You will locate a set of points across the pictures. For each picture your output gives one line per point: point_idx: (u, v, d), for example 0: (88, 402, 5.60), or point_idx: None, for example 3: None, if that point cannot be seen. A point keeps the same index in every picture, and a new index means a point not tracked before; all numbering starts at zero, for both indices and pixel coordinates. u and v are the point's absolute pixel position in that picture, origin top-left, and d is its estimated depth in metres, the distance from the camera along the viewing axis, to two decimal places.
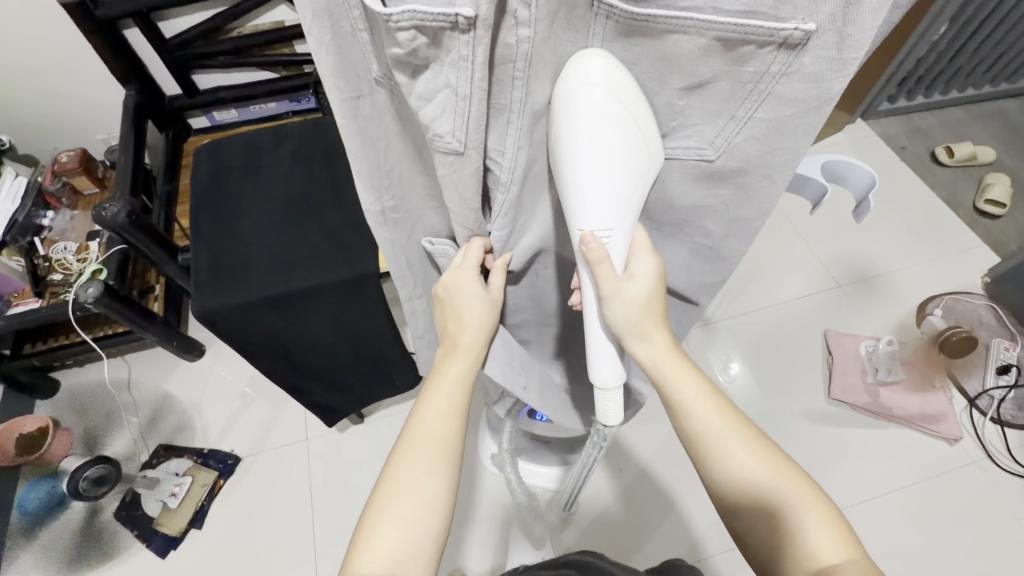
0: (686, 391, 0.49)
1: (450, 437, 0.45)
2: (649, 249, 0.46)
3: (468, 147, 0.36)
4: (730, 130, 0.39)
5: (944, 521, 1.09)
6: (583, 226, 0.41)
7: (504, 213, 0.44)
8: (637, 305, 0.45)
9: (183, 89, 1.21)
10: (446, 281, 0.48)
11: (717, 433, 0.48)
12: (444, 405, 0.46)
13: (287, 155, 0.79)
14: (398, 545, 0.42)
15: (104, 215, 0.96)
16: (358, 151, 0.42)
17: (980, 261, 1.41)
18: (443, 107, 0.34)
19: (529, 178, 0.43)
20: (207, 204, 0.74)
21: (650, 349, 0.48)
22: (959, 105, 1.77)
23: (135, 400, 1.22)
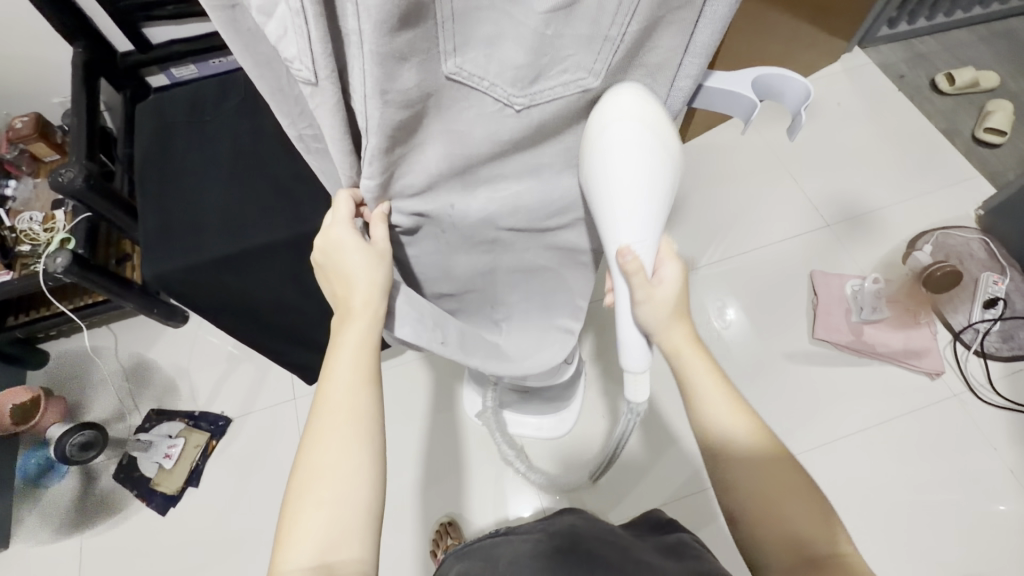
0: (703, 378, 0.49)
1: (357, 406, 0.44)
2: (676, 256, 0.48)
3: (320, 78, 0.34)
4: (605, 53, 0.37)
5: (922, 452, 1.11)
6: (621, 240, 0.43)
7: (373, 160, 0.41)
8: (665, 304, 0.46)
9: (136, 44, 1.14)
10: (321, 245, 0.48)
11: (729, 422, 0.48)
12: (345, 374, 0.45)
13: (233, 107, 0.75)
14: (324, 525, 0.41)
15: (60, 181, 0.94)
16: (255, 71, 0.38)
17: (975, 193, 1.37)
18: (285, 25, 0.32)
19: (404, 129, 0.39)
20: (152, 163, 0.71)
21: (677, 340, 0.48)
22: (963, 27, 1.66)
23: (123, 367, 1.23)
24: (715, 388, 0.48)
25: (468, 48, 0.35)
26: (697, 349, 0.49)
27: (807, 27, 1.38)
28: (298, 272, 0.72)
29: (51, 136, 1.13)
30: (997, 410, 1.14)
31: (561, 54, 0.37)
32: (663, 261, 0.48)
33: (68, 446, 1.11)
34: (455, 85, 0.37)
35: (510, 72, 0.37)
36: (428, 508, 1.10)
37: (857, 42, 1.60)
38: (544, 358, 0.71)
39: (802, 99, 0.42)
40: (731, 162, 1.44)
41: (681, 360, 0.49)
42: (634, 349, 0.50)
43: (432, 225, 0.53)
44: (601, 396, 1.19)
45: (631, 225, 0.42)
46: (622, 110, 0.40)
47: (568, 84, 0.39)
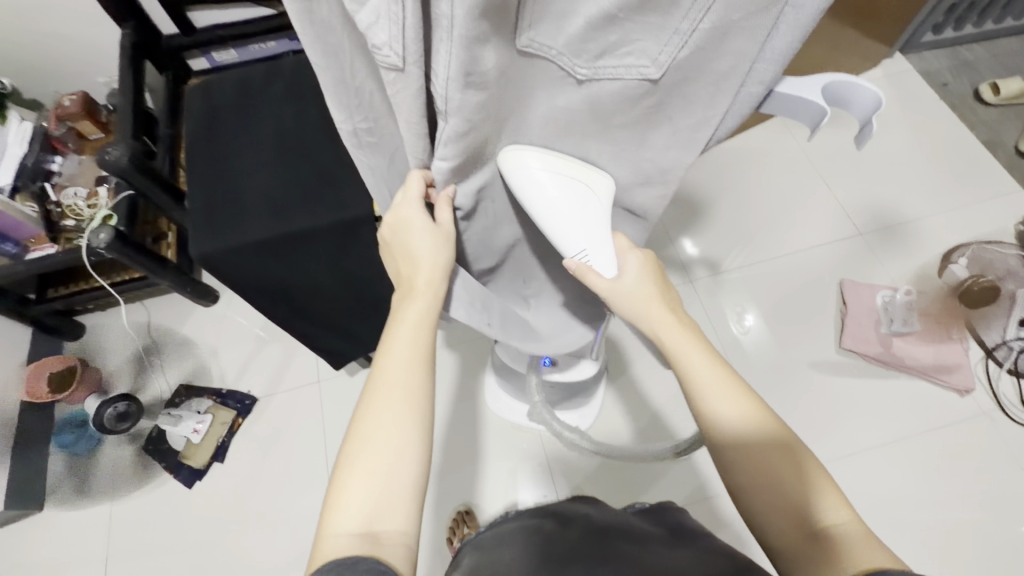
0: (697, 357, 0.50)
1: (412, 382, 0.46)
2: (632, 248, 0.54)
3: (407, 63, 0.35)
4: (673, 45, 0.37)
5: (946, 467, 1.09)
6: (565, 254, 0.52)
7: (447, 140, 0.42)
8: (637, 299, 0.52)
9: (180, 28, 1.17)
10: (392, 221, 0.50)
11: (713, 390, 0.49)
12: (404, 351, 0.47)
13: (278, 93, 0.77)
14: (370, 495, 0.43)
15: (107, 159, 0.97)
16: (321, 64, 0.39)
17: (1015, 208, 1.33)
18: (378, 12, 0.32)
19: (479, 115, 0.40)
20: (198, 145, 0.73)
21: (657, 322, 0.51)
22: (1012, 36, 1.61)
23: (155, 342, 1.27)
24: (701, 357, 0.50)
25: (542, 21, 0.36)
26: (679, 325, 0.51)
27: (849, 31, 1.35)
28: (336, 258, 0.74)
29: (97, 115, 1.16)
30: None
31: (630, 36, 0.37)
32: (621, 253, 0.54)
33: (105, 417, 1.12)
34: (526, 59, 0.38)
35: (575, 42, 0.38)
36: (445, 496, 1.12)
37: (900, 48, 1.57)
38: (569, 335, 0.75)
39: (872, 108, 0.42)
40: (763, 166, 1.42)
41: (666, 339, 0.51)
42: (646, 345, 0.58)
43: (486, 197, 0.54)
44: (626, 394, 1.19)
45: (567, 241, 0.51)
46: (524, 159, 0.48)
47: (631, 69, 0.39)
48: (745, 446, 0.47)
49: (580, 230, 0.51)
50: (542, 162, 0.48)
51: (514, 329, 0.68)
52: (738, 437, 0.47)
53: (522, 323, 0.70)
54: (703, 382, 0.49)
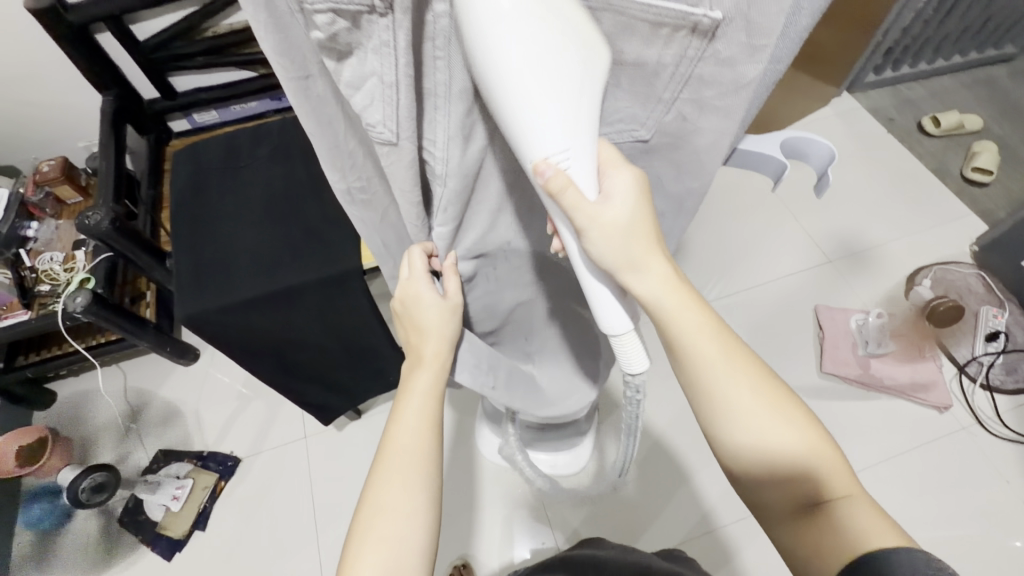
0: (694, 331, 0.43)
1: (424, 452, 0.48)
2: (623, 160, 0.41)
3: (400, 138, 0.37)
4: (658, 111, 0.40)
5: (935, 486, 1.11)
6: (532, 154, 0.35)
7: (446, 205, 0.46)
8: (619, 230, 0.41)
9: (162, 92, 1.20)
10: (403, 296, 0.53)
11: (718, 375, 0.43)
12: (415, 422, 0.49)
13: (265, 154, 0.78)
14: (384, 565, 0.43)
15: (87, 223, 0.96)
16: (315, 130, 0.41)
17: (969, 229, 1.42)
18: (372, 95, 0.35)
19: (479, 174, 0.45)
20: (186, 205, 0.74)
21: (648, 284, 0.43)
22: (947, 74, 1.76)
23: (133, 407, 1.22)
24: (703, 335, 0.44)
25: None
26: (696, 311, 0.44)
27: (799, 75, 1.46)
28: (326, 313, 0.74)
29: (76, 179, 1.16)
30: (1006, 444, 1.14)
31: (617, 107, 0.41)
32: (609, 167, 0.40)
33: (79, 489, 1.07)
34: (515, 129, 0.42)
35: None
36: (440, 550, 1.08)
37: (846, 88, 1.69)
38: (571, 399, 0.84)
39: (827, 162, 0.46)
40: (734, 201, 1.49)
41: (662, 311, 0.43)
42: (607, 307, 0.47)
43: (486, 264, 0.58)
44: (625, 429, 1.19)
45: (537, 135, 0.34)
46: None
47: (624, 133, 0.43)
48: (752, 439, 0.43)
49: (561, 124, 0.33)
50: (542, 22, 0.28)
51: (520, 388, 0.76)
52: (749, 431, 0.43)
53: (527, 385, 0.78)
54: (703, 367, 0.43)
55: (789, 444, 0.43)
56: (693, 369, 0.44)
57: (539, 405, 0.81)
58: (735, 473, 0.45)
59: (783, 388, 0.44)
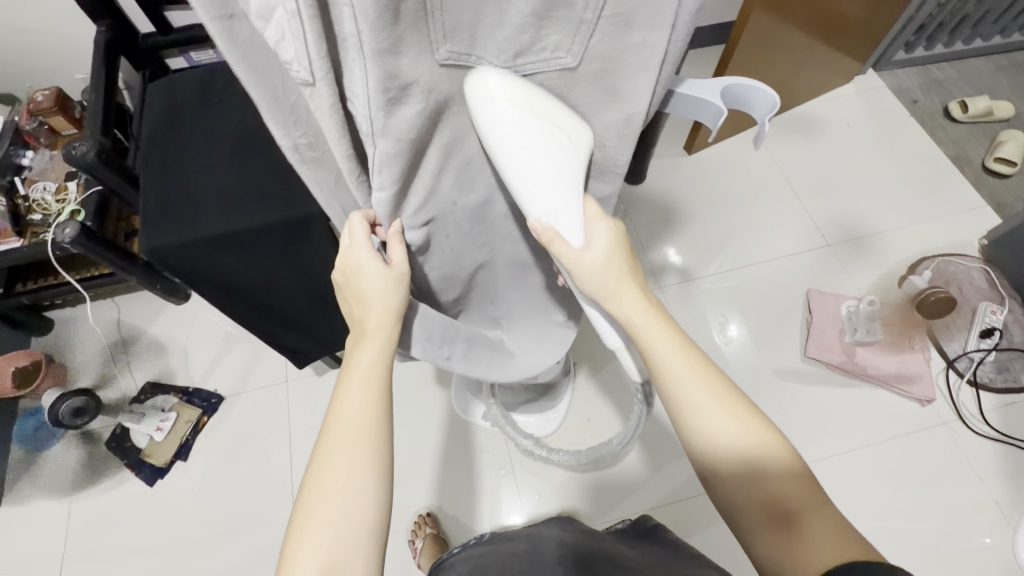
0: (663, 344, 0.48)
1: (370, 427, 0.49)
2: (603, 217, 0.51)
3: (316, 78, 0.37)
4: (583, 33, 0.40)
5: (906, 477, 1.10)
6: (532, 215, 0.48)
7: (381, 166, 0.45)
8: (600, 272, 0.49)
9: (157, 27, 1.18)
10: (344, 266, 0.54)
11: (690, 387, 0.47)
12: (360, 397, 0.50)
13: (240, 92, 0.77)
14: (327, 544, 0.44)
15: (73, 153, 0.98)
16: (250, 79, 0.40)
17: (981, 222, 1.36)
18: (281, 27, 0.35)
19: (422, 132, 0.44)
20: (159, 139, 0.74)
21: (629, 310, 0.49)
22: (983, 56, 1.65)
23: (123, 339, 1.26)
24: (677, 352, 0.48)
25: (457, 33, 0.38)
26: (658, 320, 0.49)
27: (819, 46, 1.38)
28: (291, 255, 0.74)
29: (70, 111, 1.16)
30: (985, 442, 1.12)
31: (542, 33, 0.40)
32: (592, 226, 0.50)
33: (60, 412, 1.08)
34: (448, 72, 0.41)
35: (500, 45, 0.40)
36: (410, 498, 1.12)
37: (871, 65, 1.61)
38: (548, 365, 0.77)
39: (769, 108, 0.48)
40: (737, 178, 1.44)
41: (638, 327, 0.49)
42: (605, 326, 0.55)
43: (437, 231, 0.57)
44: (600, 399, 1.19)
45: (533, 204, 0.47)
46: (490, 86, 0.41)
47: (550, 62, 0.42)
48: (724, 441, 0.45)
49: (550, 190, 0.46)
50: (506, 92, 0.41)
51: (483, 359, 0.73)
52: (725, 440, 0.45)
53: (491, 352, 0.75)
54: (672, 377, 0.47)
55: (754, 444, 0.45)
56: (660, 373, 0.48)
57: (507, 368, 0.75)
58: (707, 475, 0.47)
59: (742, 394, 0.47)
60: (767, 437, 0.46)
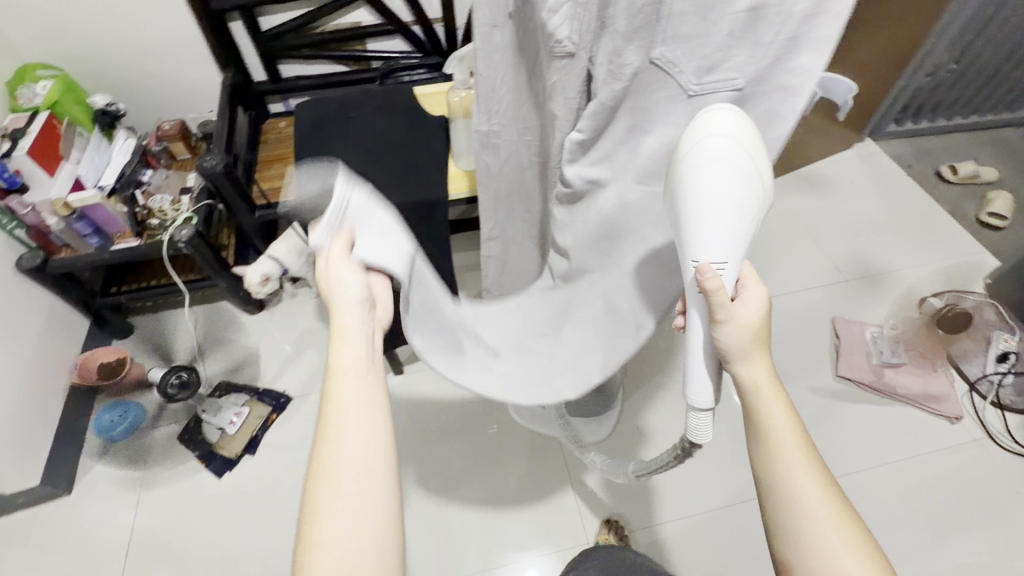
0: (780, 419, 0.53)
1: (363, 444, 0.48)
2: (758, 280, 0.56)
3: (578, 49, 0.54)
4: (758, 56, 0.50)
5: (942, 490, 1.16)
6: (701, 256, 0.52)
7: (591, 115, 0.57)
8: (749, 327, 0.54)
9: (270, 77, 1.42)
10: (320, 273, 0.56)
11: (799, 470, 0.51)
12: (351, 419, 0.49)
13: (371, 110, 0.95)
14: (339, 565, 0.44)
15: (205, 166, 1.14)
16: (483, 73, 0.62)
17: (982, 264, 1.51)
18: (568, 14, 0.52)
19: (624, 103, 0.57)
20: (305, 141, 0.91)
21: (758, 374, 0.55)
22: (964, 131, 1.90)
23: (201, 343, 1.35)
24: (790, 432, 0.53)
25: (674, 40, 0.50)
26: (780, 399, 0.54)
27: (823, 115, 1.62)
28: None
29: (188, 139, 1.35)
30: (1015, 459, 1.18)
31: (728, 54, 0.50)
32: (748, 283, 0.56)
33: (169, 384, 1.23)
34: (655, 68, 0.53)
35: (698, 60, 0.51)
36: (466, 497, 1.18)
37: (868, 134, 1.84)
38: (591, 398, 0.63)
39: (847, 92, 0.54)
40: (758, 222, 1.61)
41: (756, 388, 0.54)
42: (700, 378, 0.58)
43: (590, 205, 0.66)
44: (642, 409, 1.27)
45: (713, 243, 0.52)
46: (722, 122, 0.50)
47: (724, 83, 0.52)
48: (816, 526, 0.50)
49: (729, 241, 0.52)
50: (750, 134, 0.50)
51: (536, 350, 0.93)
52: (818, 527, 0.50)
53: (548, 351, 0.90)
54: (783, 454, 0.52)
55: (845, 541, 0.49)
56: (770, 445, 0.53)
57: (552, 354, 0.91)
58: (790, 557, 0.51)
59: (841, 489, 0.52)
60: (859, 537, 0.50)
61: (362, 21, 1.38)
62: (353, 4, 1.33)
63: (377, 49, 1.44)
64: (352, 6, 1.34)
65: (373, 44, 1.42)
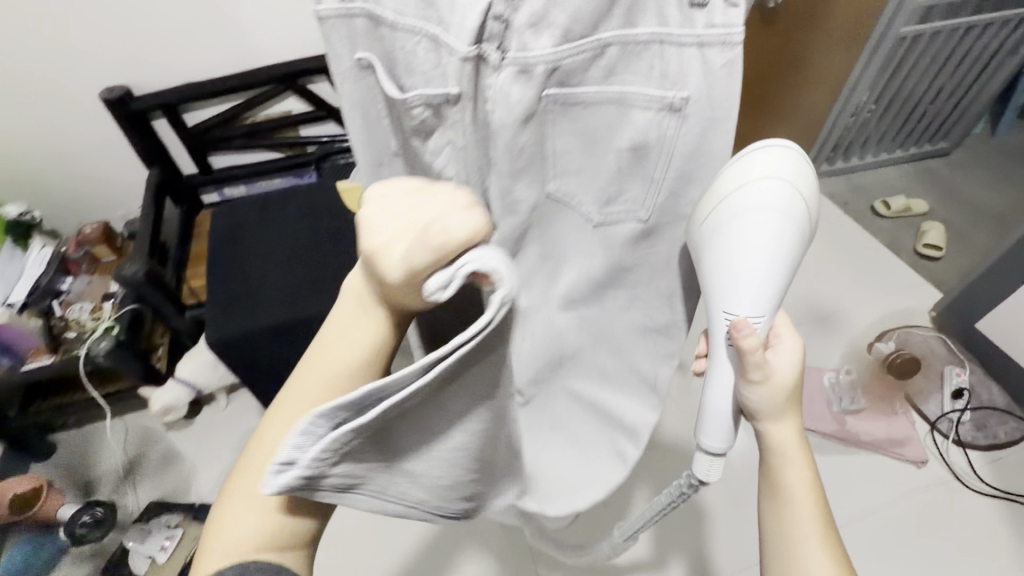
0: (797, 480, 0.49)
1: (342, 373, 0.40)
2: (795, 332, 0.50)
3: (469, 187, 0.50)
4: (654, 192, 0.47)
5: (919, 542, 1.12)
6: (738, 311, 0.46)
7: None
8: (783, 385, 0.48)
9: (200, 169, 1.37)
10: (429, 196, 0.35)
11: (805, 532, 0.48)
12: (348, 345, 0.40)
13: (292, 211, 0.91)
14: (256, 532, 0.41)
15: (124, 274, 1.09)
16: None
17: (925, 297, 1.54)
18: (449, 157, 0.50)
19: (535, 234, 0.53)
20: (221, 251, 0.87)
21: (784, 433, 0.50)
22: (892, 165, 1.98)
23: (132, 457, 1.24)
24: (804, 492, 0.49)
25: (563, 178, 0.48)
26: (802, 457, 0.50)
27: None
28: None
29: (113, 240, 1.29)
30: (985, 499, 1.17)
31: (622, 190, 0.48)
32: (781, 335, 0.50)
33: (78, 523, 1.12)
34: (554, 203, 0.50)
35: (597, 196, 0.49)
36: None
37: None
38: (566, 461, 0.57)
39: None
40: None
41: (776, 438, 0.50)
42: (718, 426, 0.49)
43: None
44: (608, 486, 1.21)
45: (746, 298, 0.45)
46: (771, 167, 0.43)
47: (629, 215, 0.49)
48: None
49: (765, 297, 0.45)
50: (808, 182, 0.44)
51: None
52: None
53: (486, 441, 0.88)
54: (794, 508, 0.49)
55: None
56: (778, 499, 0.49)
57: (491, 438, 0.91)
58: None
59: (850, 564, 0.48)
60: None
61: (294, 109, 1.37)
62: (282, 94, 1.32)
63: (312, 134, 1.42)
64: (282, 95, 1.33)
65: (306, 130, 1.39)
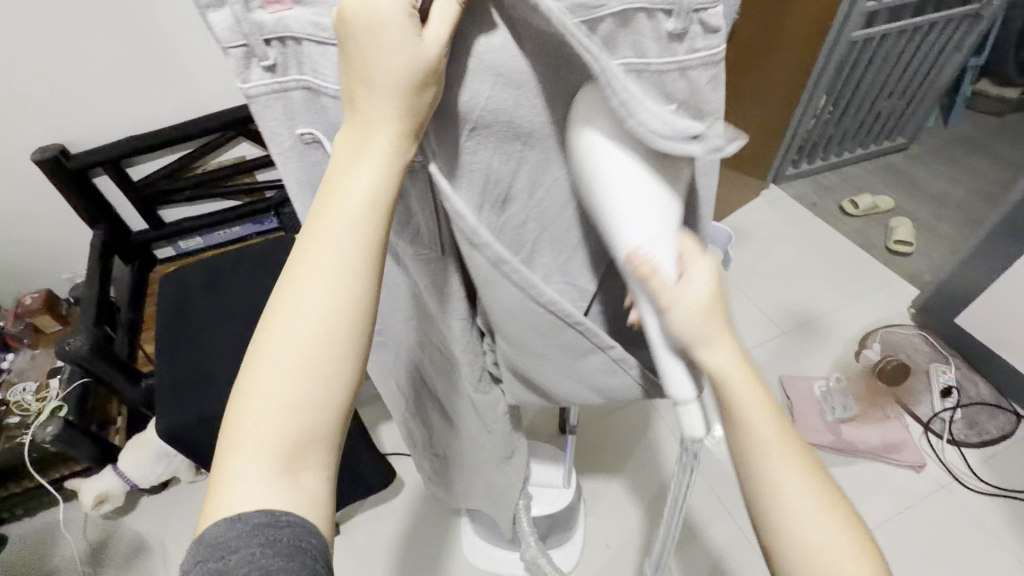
0: (773, 443, 0.36)
1: (356, 253, 0.33)
2: (704, 251, 0.36)
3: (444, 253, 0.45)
4: None
5: (928, 550, 1.10)
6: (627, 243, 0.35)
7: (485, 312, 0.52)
8: (702, 312, 0.35)
9: (150, 224, 1.29)
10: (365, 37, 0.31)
11: (801, 497, 0.36)
12: (343, 232, 0.33)
13: (249, 272, 0.85)
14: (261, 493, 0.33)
15: (65, 349, 1.00)
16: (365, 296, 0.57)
17: (901, 294, 1.55)
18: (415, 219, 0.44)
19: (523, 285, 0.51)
20: (172, 323, 0.81)
21: (742, 382, 0.36)
22: (855, 163, 2.01)
23: (93, 544, 1.14)
24: (783, 449, 0.37)
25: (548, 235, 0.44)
26: (770, 406, 0.37)
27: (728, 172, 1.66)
28: None
29: (57, 309, 1.19)
30: (985, 498, 1.16)
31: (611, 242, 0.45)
32: (689, 257, 0.36)
33: None
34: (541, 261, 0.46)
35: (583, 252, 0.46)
36: None
37: (772, 179, 1.92)
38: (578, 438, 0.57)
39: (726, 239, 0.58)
40: None
41: (734, 399, 0.36)
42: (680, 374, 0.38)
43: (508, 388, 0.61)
44: (609, 523, 1.15)
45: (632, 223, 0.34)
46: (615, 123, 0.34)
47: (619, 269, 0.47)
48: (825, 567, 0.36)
49: (651, 213, 0.34)
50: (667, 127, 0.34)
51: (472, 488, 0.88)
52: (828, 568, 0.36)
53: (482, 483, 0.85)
54: (779, 474, 0.36)
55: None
56: (757, 464, 0.37)
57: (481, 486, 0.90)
58: None
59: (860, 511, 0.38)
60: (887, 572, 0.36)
61: (247, 155, 1.30)
62: (233, 140, 1.26)
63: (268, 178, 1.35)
64: (233, 141, 1.26)
65: (263, 175, 1.32)
